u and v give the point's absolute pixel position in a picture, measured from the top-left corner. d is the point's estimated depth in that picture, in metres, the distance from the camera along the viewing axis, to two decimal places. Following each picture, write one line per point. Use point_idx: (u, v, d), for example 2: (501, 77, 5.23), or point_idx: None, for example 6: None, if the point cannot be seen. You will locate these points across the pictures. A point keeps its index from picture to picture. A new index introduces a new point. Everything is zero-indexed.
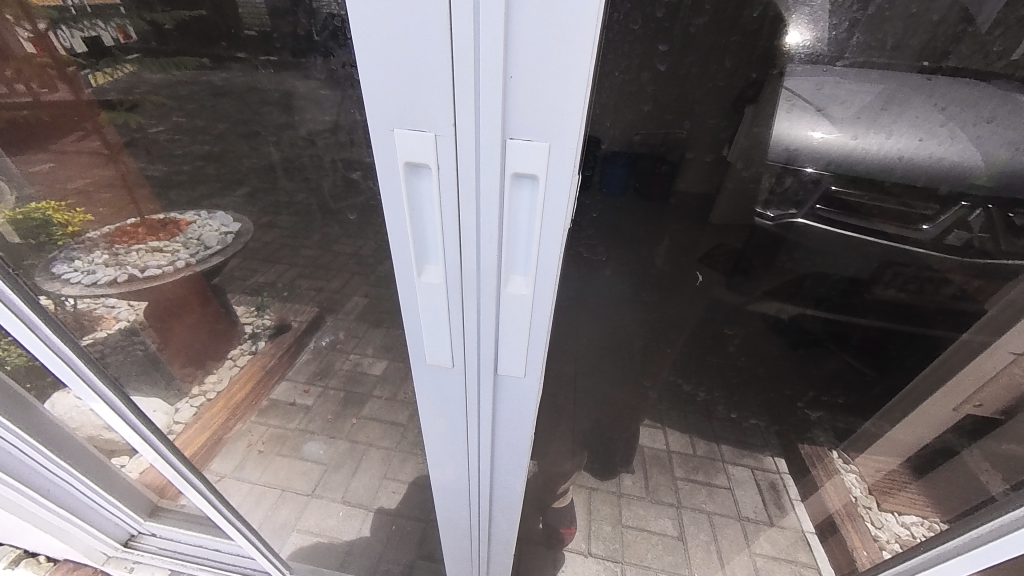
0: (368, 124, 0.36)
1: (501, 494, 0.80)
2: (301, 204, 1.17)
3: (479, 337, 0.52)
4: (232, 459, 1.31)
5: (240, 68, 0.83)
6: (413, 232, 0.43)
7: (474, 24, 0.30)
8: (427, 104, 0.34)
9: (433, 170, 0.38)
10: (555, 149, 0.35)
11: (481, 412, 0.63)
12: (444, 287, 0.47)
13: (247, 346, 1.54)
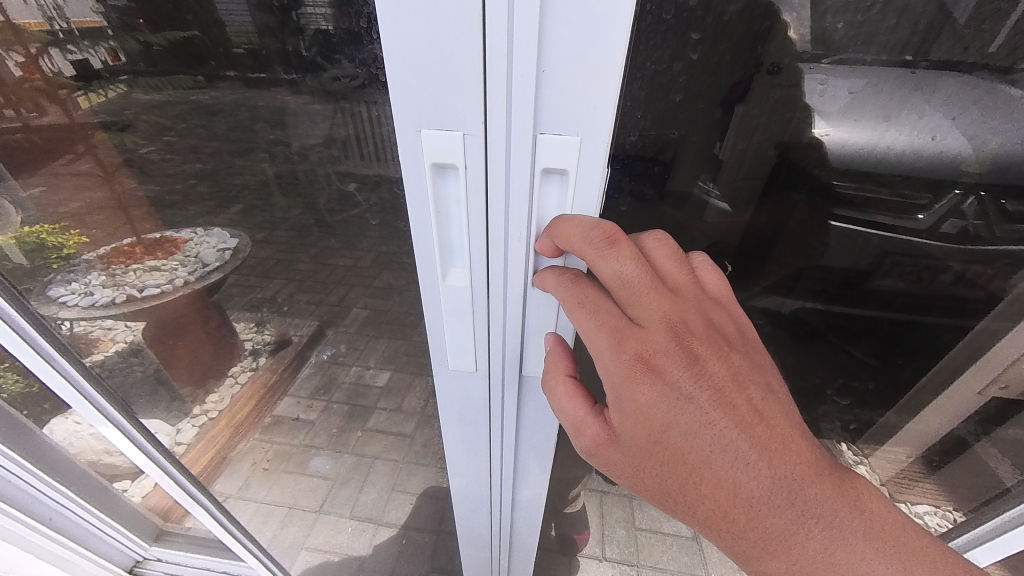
0: (395, 127, 0.36)
1: (520, 501, 0.80)
2: (297, 219, 1.25)
3: (505, 339, 0.52)
4: (238, 477, 1.29)
5: (230, 86, 0.84)
6: (438, 235, 0.43)
7: (507, 21, 0.30)
8: (456, 104, 0.34)
9: (461, 171, 0.38)
10: (585, 144, 0.35)
11: (505, 417, 0.63)
12: (470, 289, 0.46)
13: (248, 363, 1.49)
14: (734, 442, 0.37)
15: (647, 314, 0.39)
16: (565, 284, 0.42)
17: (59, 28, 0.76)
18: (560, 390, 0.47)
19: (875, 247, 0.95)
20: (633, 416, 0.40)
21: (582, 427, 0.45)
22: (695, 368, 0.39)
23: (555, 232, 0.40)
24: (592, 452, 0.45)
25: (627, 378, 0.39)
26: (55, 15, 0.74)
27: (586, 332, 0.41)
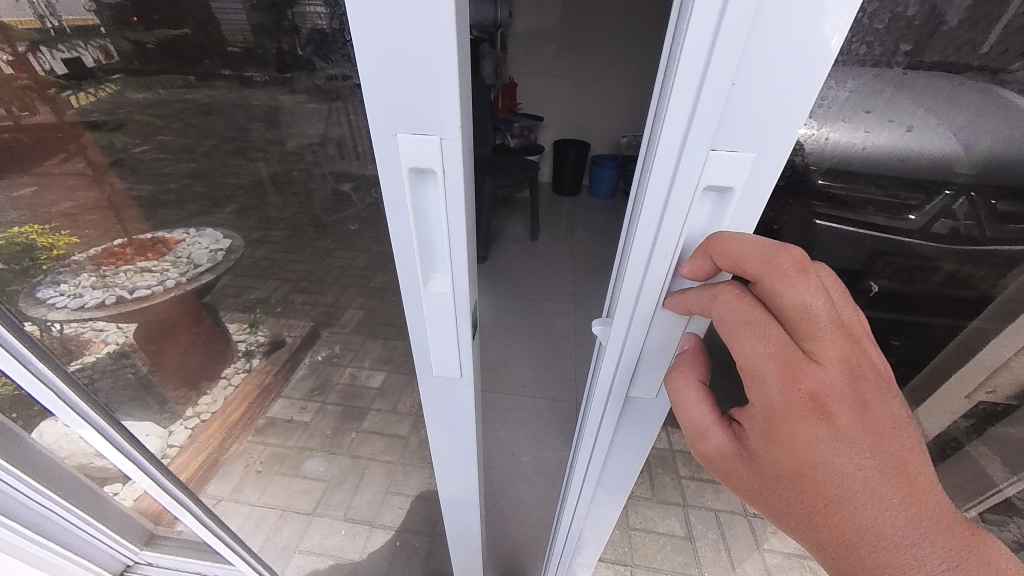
0: (369, 130, 0.36)
1: (600, 497, 0.78)
2: (292, 219, 1.41)
3: (617, 353, 0.52)
4: (229, 481, 1.25)
5: (226, 84, 0.98)
6: (419, 240, 0.42)
7: (709, 41, 0.29)
8: (436, 107, 0.34)
9: (439, 175, 0.37)
10: (760, 161, 0.35)
11: (599, 435, 0.65)
12: (452, 295, 0.46)
13: (241, 365, 1.40)
14: (898, 502, 0.32)
15: (827, 351, 0.33)
16: (726, 296, 0.37)
17: (51, 27, 0.71)
18: (687, 394, 0.44)
19: (869, 247, 0.94)
20: (779, 447, 0.35)
21: (706, 439, 0.41)
22: (868, 419, 0.33)
23: (716, 247, 0.37)
24: (712, 463, 0.42)
25: (789, 409, 0.34)
26: (47, 12, 0.69)
27: (740, 354, 0.36)
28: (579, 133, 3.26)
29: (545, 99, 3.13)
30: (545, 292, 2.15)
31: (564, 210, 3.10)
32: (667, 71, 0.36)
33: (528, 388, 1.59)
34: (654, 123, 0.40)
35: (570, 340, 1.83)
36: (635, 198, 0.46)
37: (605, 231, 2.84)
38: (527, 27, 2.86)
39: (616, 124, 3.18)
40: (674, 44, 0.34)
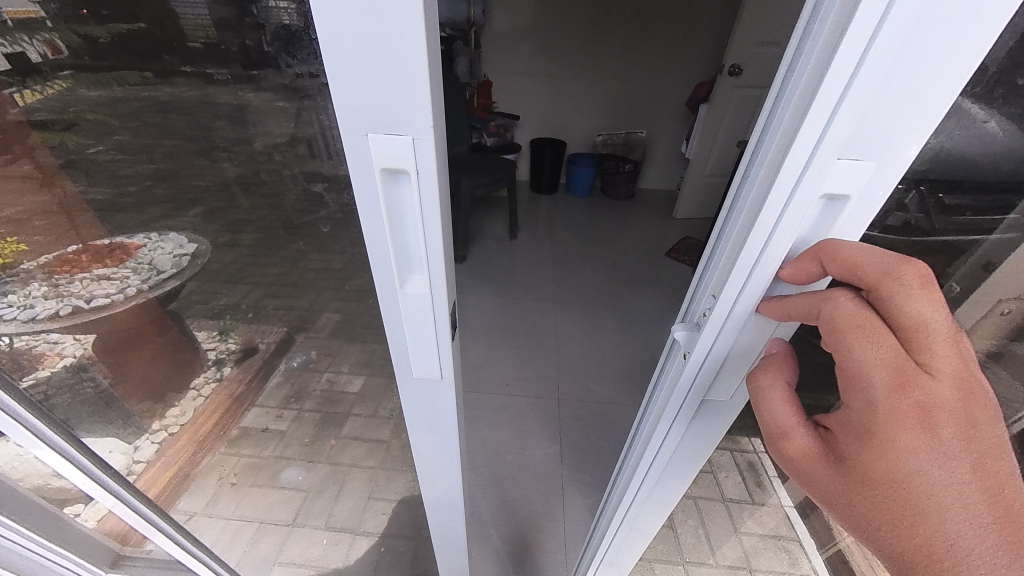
0: (340, 131, 0.35)
1: (655, 497, 0.73)
2: (263, 220, 1.46)
3: (700, 359, 0.49)
4: (202, 494, 1.16)
5: (186, 82, 0.99)
6: (394, 242, 0.41)
7: (864, 45, 0.28)
8: (408, 108, 0.33)
9: (413, 176, 0.37)
10: (883, 169, 0.34)
11: (667, 436, 0.61)
12: (430, 296, 0.46)
13: (212, 374, 1.31)
14: (993, 526, 0.30)
15: (943, 364, 0.31)
16: (837, 302, 0.34)
17: None
18: (776, 393, 0.42)
19: None
20: (873, 454, 0.34)
21: (788, 441, 0.40)
22: (974, 437, 0.31)
23: (829, 254, 0.36)
24: (791, 464, 0.41)
25: (892, 418, 0.32)
26: None
27: (842, 358, 0.34)
28: (556, 132, 3.28)
29: (522, 98, 3.14)
30: (527, 291, 2.15)
31: (543, 209, 3.11)
32: (793, 75, 0.35)
33: (511, 387, 1.59)
34: (766, 127, 0.39)
35: (552, 339, 1.83)
36: (729, 204, 0.45)
37: (583, 229, 2.86)
38: (503, 26, 2.86)
39: (592, 123, 3.22)
40: (809, 47, 0.33)
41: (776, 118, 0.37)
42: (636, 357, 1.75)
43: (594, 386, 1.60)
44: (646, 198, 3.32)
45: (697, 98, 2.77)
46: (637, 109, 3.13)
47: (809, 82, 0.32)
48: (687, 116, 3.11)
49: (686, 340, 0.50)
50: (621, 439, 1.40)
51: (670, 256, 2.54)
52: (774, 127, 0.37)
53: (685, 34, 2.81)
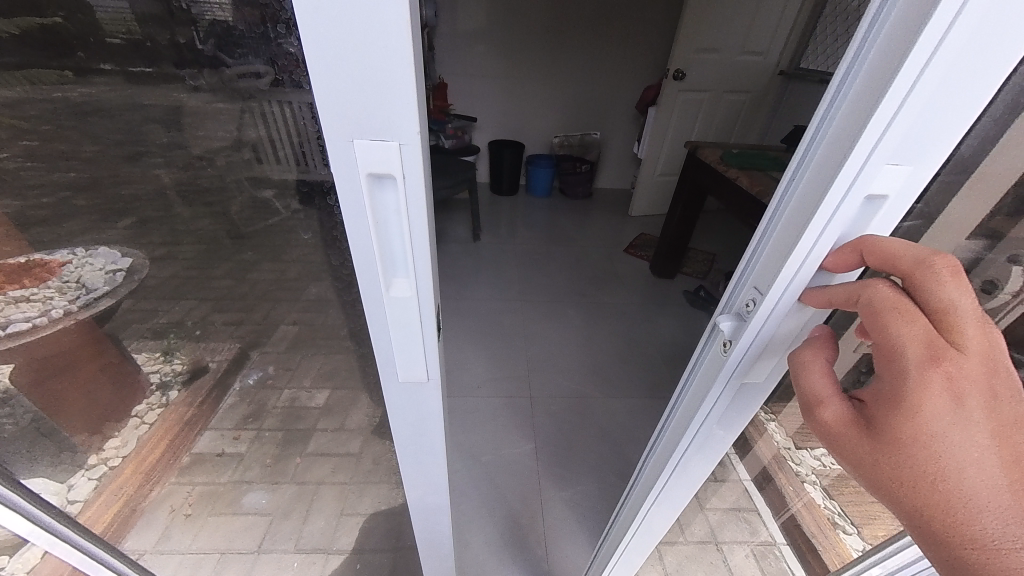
0: (324, 136, 0.34)
1: (676, 485, 0.70)
2: (205, 231, 1.36)
3: (743, 350, 0.47)
4: (153, 528, 1.04)
5: (108, 81, 0.88)
6: (379, 245, 0.41)
7: (929, 52, 0.28)
8: (395, 112, 0.33)
9: (400, 180, 0.37)
10: (918, 170, 0.34)
11: (703, 421, 0.57)
12: (416, 298, 0.45)
13: (156, 400, 1.23)
14: (1013, 504, 0.30)
15: (970, 340, 0.31)
16: (875, 286, 0.35)
17: None
18: (814, 366, 0.41)
19: None
20: (898, 422, 0.34)
21: (819, 411, 0.39)
22: (1002, 413, 0.31)
23: (869, 247, 0.36)
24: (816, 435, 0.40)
25: (919, 391, 0.32)
26: None
27: (874, 332, 0.34)
28: (514, 133, 3.31)
29: (477, 99, 3.14)
30: (493, 293, 2.16)
31: (504, 210, 3.13)
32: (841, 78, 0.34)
33: (483, 389, 1.58)
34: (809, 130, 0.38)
35: (521, 338, 1.85)
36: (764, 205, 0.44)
37: (544, 229, 2.91)
38: (456, 27, 2.85)
39: (548, 124, 3.28)
40: (860, 54, 0.32)
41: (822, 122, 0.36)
42: (602, 351, 1.81)
43: (564, 382, 1.63)
44: (602, 196, 3.43)
45: (647, 100, 2.90)
46: (591, 110, 3.22)
47: (865, 88, 0.32)
48: (638, 117, 3.25)
49: (730, 331, 0.47)
50: (593, 432, 1.44)
51: (628, 252, 2.64)
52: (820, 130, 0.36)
53: (633, 39, 2.94)
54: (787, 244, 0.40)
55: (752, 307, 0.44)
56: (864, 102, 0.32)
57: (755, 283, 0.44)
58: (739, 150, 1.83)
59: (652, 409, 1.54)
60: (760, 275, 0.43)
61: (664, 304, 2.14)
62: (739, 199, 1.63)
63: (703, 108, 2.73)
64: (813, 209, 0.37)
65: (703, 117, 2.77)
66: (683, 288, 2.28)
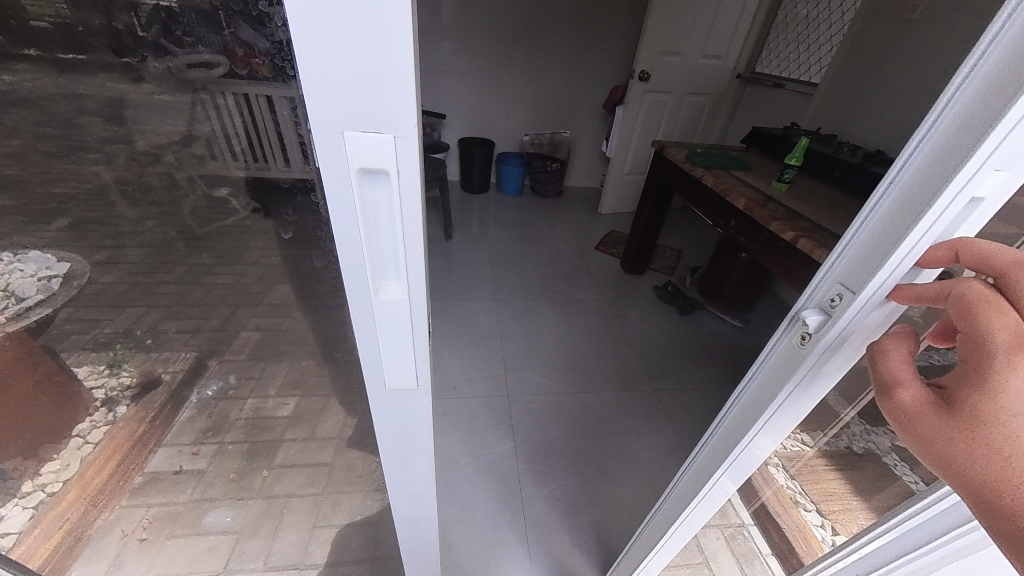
0: (312, 129, 0.32)
1: (728, 477, 0.66)
2: (156, 236, 1.22)
3: (828, 343, 0.46)
4: (103, 556, 0.98)
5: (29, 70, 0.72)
6: (369, 244, 0.39)
7: None
8: (389, 105, 0.31)
9: (394, 175, 0.35)
10: (1019, 174, 0.35)
11: (776, 409, 0.55)
12: (408, 300, 0.43)
13: (103, 417, 1.10)
14: None
15: None
16: (968, 284, 0.35)
17: None
18: (897, 351, 0.41)
19: None
20: (980, 404, 0.33)
21: (896, 393, 0.39)
22: None
23: (966, 246, 0.36)
24: (887, 416, 0.40)
25: (1005, 372, 0.32)
26: None
27: (961, 317, 0.34)
28: (483, 131, 3.29)
29: (445, 96, 3.10)
30: (467, 292, 2.14)
31: (475, 208, 3.10)
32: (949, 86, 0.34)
33: (460, 390, 1.56)
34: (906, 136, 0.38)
35: (498, 337, 1.84)
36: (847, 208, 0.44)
37: (516, 227, 2.92)
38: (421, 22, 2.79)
39: (518, 123, 3.28)
40: (974, 63, 0.32)
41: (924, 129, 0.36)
42: (577, 347, 1.83)
43: (542, 380, 1.64)
44: (572, 195, 3.47)
45: (614, 100, 2.96)
46: (559, 109, 3.26)
47: (981, 96, 0.32)
48: (605, 117, 3.31)
49: (813, 324, 0.46)
50: (573, 428, 1.46)
51: (599, 249, 2.69)
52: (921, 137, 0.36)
53: (599, 39, 2.98)
54: (883, 247, 0.40)
55: (839, 302, 0.44)
56: (981, 112, 0.32)
57: (842, 281, 0.44)
58: (702, 149, 1.90)
59: (628, 402, 1.58)
60: (849, 275, 0.43)
61: (635, 300, 2.20)
62: (704, 197, 1.69)
63: (666, 109, 2.82)
64: (916, 213, 0.37)
65: (667, 117, 2.86)
66: (652, 284, 2.35)
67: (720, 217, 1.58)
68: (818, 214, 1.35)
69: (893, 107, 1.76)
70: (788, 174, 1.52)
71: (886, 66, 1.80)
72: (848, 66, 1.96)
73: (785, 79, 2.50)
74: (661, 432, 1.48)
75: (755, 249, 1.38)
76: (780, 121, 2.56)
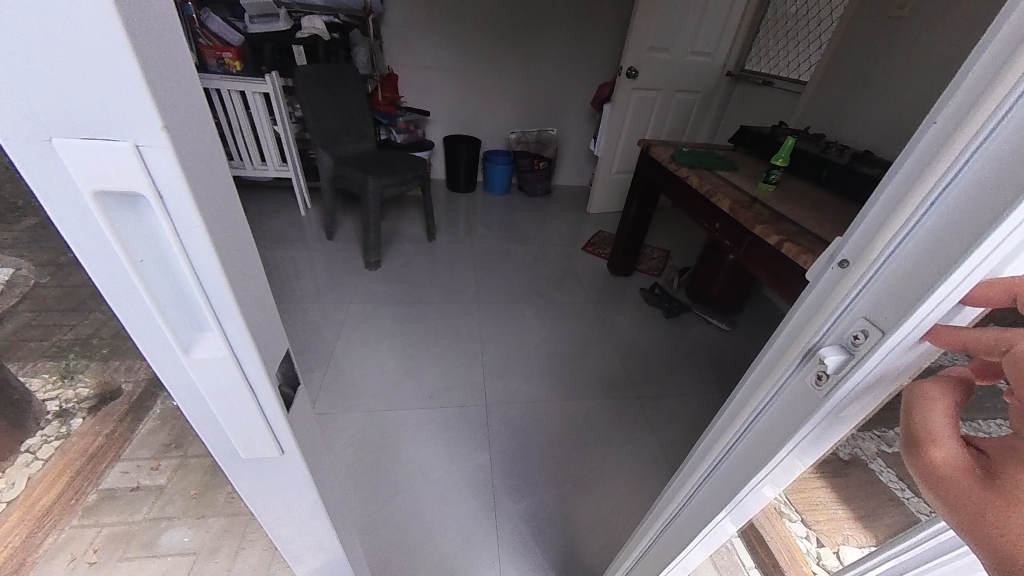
0: (10, 148, 0.23)
1: (732, 517, 0.57)
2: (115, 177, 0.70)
3: (850, 387, 0.36)
4: None
5: None
6: (151, 294, 0.30)
7: None
8: (118, 113, 0.23)
9: (158, 203, 0.26)
10: None
11: (785, 454, 0.45)
12: (232, 357, 0.35)
13: (61, 428, 0.80)
14: None
15: None
16: None
17: None
18: (936, 397, 0.31)
19: None
20: None
21: (927, 451, 0.30)
22: None
23: None
24: (915, 478, 0.31)
25: None
26: None
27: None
28: (469, 128, 3.22)
29: (429, 93, 3.02)
30: (447, 294, 2.07)
31: (460, 208, 3.03)
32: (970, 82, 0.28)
33: (434, 399, 1.50)
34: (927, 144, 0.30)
35: (477, 343, 1.78)
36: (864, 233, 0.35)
37: (503, 227, 2.85)
38: (402, 16, 2.72)
39: (504, 120, 3.22)
40: None
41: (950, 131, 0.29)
42: (559, 353, 1.78)
43: (521, 388, 1.58)
44: (560, 193, 3.42)
45: (601, 98, 2.91)
46: (546, 107, 3.20)
47: None
48: (593, 114, 3.25)
49: (829, 363, 0.36)
50: (552, 437, 1.41)
51: (586, 250, 2.64)
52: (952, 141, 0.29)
53: (586, 35, 2.92)
54: (925, 276, 0.29)
55: (863, 339, 0.34)
56: None
57: (868, 317, 0.34)
58: (688, 149, 1.85)
59: (609, 411, 1.53)
60: (876, 309, 0.33)
61: (621, 302, 2.15)
62: (688, 198, 1.64)
63: (654, 107, 2.77)
64: (964, 235, 0.27)
65: (655, 115, 2.80)
66: (638, 285, 2.30)
67: (704, 219, 1.53)
68: (803, 217, 1.30)
69: (881, 106, 1.72)
70: (774, 175, 1.47)
71: (874, 64, 1.75)
72: (836, 64, 1.92)
73: (774, 76, 2.45)
74: (642, 441, 1.43)
75: (738, 253, 1.33)
76: (768, 119, 2.52)
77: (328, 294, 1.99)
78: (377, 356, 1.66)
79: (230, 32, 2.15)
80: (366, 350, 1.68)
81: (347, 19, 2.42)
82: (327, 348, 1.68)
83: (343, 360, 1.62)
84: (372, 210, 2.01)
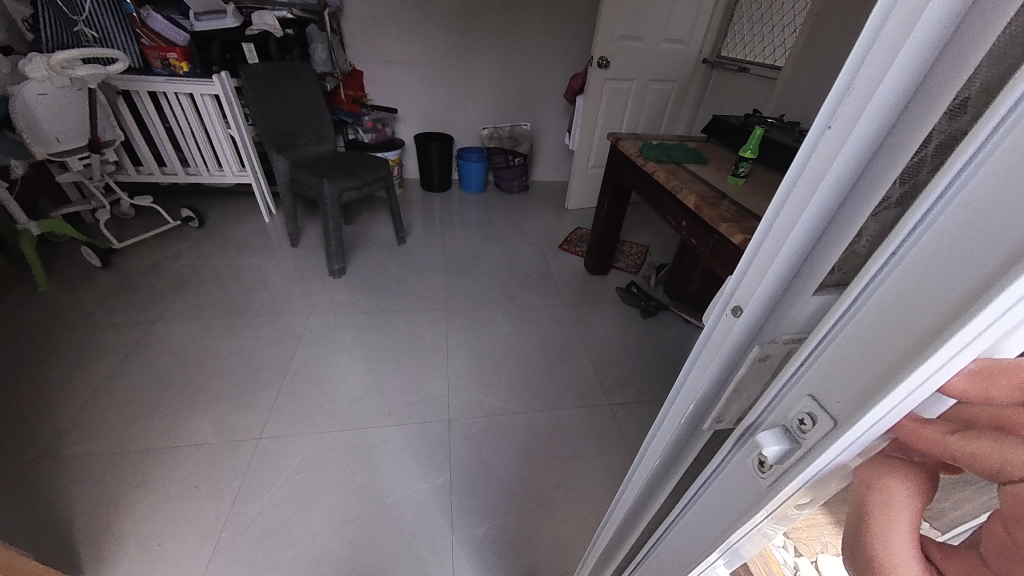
0: None
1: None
2: None
3: (798, 481, 0.30)
4: None
5: None
6: None
7: None
8: None
9: None
10: None
11: (745, 531, 0.38)
12: None
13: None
14: None
15: None
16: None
17: None
18: (902, 515, 0.26)
19: None
20: None
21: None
22: None
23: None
24: None
25: None
26: None
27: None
28: (441, 125, 3.12)
29: (397, 89, 2.91)
30: (415, 301, 1.99)
31: (434, 208, 2.94)
32: (845, 107, 0.25)
33: (395, 416, 1.42)
34: (826, 177, 0.27)
35: (443, 353, 1.70)
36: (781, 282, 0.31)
37: (478, 227, 2.76)
38: (363, 9, 2.60)
39: (477, 116, 3.11)
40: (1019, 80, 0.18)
41: (847, 164, 0.26)
42: (529, 360, 1.70)
43: (487, 400, 1.51)
44: (539, 190, 3.33)
45: (574, 90, 2.81)
46: (520, 101, 3.10)
47: None
48: (569, 107, 3.16)
49: (771, 453, 0.31)
50: (518, 452, 1.34)
51: (562, 248, 2.56)
52: (862, 169, 0.26)
53: (556, 24, 2.81)
54: (883, 354, 0.24)
55: (812, 425, 0.29)
56: None
57: (813, 395, 0.28)
58: (657, 142, 1.76)
59: (578, 421, 1.46)
60: (825, 388, 0.28)
61: (597, 303, 2.08)
62: (657, 194, 1.57)
63: (629, 98, 2.68)
64: (931, 316, 0.21)
65: (630, 107, 2.72)
66: (616, 284, 2.23)
67: (672, 217, 1.46)
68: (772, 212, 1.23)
69: None
70: (743, 168, 1.39)
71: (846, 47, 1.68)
72: (808, 48, 1.84)
73: (749, 63, 2.37)
74: (612, 453, 1.37)
75: (705, 253, 1.26)
76: (745, 107, 2.44)
77: (289, 306, 1.90)
78: (336, 371, 1.58)
79: (174, 31, 2.03)
80: (325, 365, 1.60)
81: (303, 14, 2.30)
82: (283, 364, 1.59)
83: (300, 377, 1.54)
84: (331, 216, 1.91)
